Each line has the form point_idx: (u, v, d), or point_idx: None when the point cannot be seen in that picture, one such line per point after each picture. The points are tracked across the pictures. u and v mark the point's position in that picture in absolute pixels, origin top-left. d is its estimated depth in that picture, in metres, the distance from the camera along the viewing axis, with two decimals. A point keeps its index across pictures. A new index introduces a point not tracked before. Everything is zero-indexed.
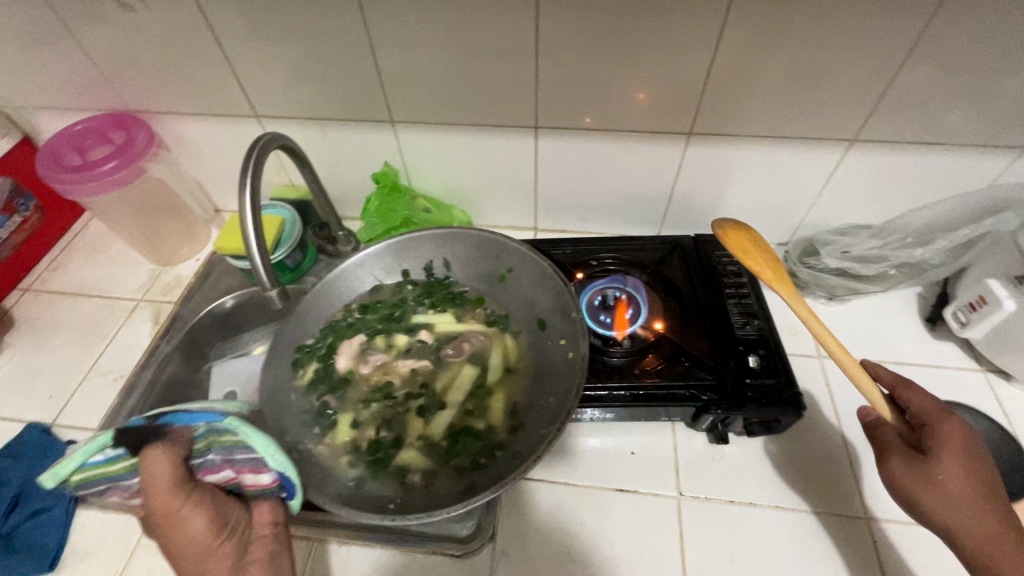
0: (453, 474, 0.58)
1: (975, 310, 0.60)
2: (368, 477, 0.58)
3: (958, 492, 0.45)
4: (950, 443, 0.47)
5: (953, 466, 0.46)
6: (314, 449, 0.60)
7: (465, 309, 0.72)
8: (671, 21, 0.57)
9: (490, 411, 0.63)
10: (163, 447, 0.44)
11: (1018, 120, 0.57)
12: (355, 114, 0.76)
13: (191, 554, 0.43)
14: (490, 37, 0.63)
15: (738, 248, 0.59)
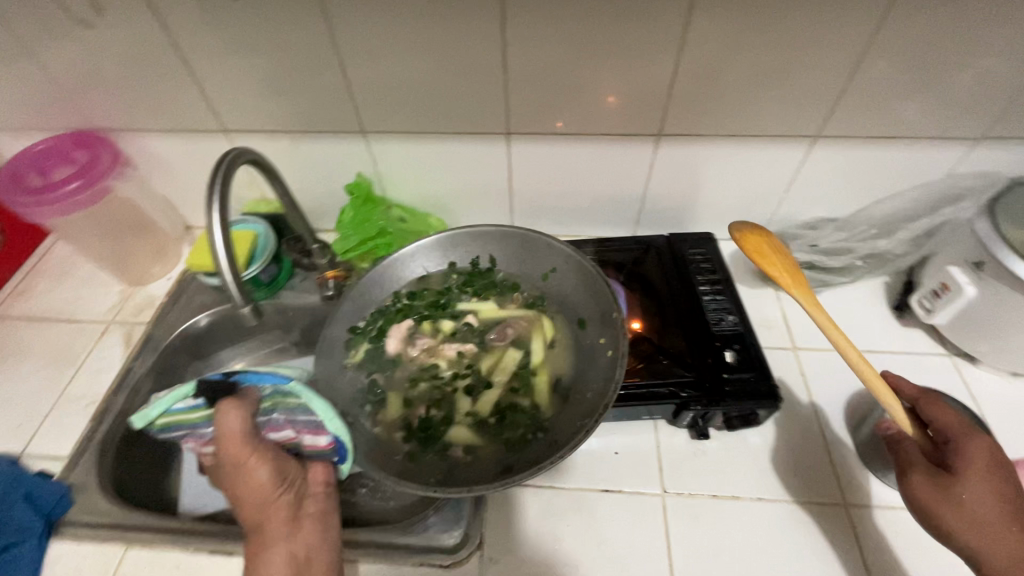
0: (499, 451, 0.59)
1: (939, 297, 0.67)
2: (417, 452, 0.59)
3: (983, 512, 0.44)
4: (978, 464, 0.46)
5: (976, 488, 0.45)
6: (370, 427, 0.62)
7: (507, 296, 0.72)
8: (639, 26, 0.58)
9: (536, 390, 0.64)
10: (234, 403, 0.56)
11: (957, 115, 0.64)
12: (326, 121, 0.72)
13: (257, 497, 0.53)
14: (455, 37, 0.61)
15: (756, 255, 0.60)
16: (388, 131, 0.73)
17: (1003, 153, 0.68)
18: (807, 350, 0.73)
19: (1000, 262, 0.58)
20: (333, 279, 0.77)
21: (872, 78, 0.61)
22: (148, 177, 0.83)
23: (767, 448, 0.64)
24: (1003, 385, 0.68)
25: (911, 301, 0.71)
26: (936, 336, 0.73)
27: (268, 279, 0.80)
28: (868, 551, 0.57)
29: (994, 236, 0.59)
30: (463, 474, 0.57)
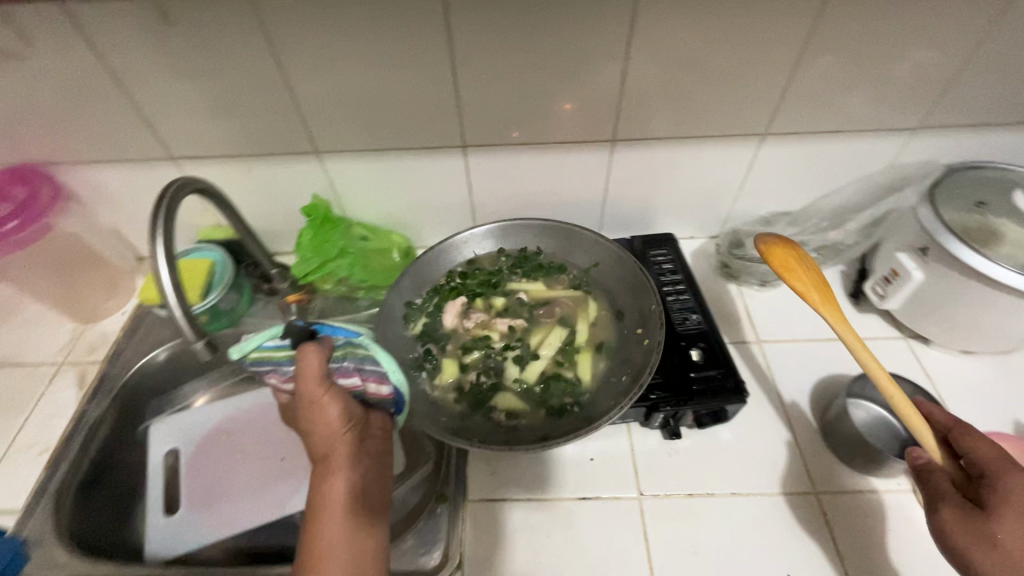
0: (543, 416, 0.63)
1: (890, 283, 0.69)
2: (468, 413, 0.63)
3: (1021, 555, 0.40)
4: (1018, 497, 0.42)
5: (1015, 526, 0.41)
6: (426, 391, 0.66)
7: (553, 278, 0.77)
8: (586, 34, 0.59)
9: (580, 365, 0.68)
10: (316, 346, 0.49)
11: (894, 107, 0.67)
12: (278, 142, 0.71)
13: (324, 434, 0.48)
14: (403, 52, 0.60)
15: (784, 266, 0.59)
16: (343, 150, 0.72)
17: (940, 141, 0.71)
18: (771, 342, 0.74)
19: (943, 247, 0.60)
20: (295, 303, 0.78)
21: (814, 74, 0.63)
22: (96, 210, 0.80)
23: (738, 443, 0.65)
24: (957, 363, 0.70)
25: (865, 288, 0.73)
26: (891, 321, 0.75)
27: (228, 308, 0.78)
28: (840, 537, 0.58)
29: (937, 222, 0.62)
30: (507, 435, 0.60)
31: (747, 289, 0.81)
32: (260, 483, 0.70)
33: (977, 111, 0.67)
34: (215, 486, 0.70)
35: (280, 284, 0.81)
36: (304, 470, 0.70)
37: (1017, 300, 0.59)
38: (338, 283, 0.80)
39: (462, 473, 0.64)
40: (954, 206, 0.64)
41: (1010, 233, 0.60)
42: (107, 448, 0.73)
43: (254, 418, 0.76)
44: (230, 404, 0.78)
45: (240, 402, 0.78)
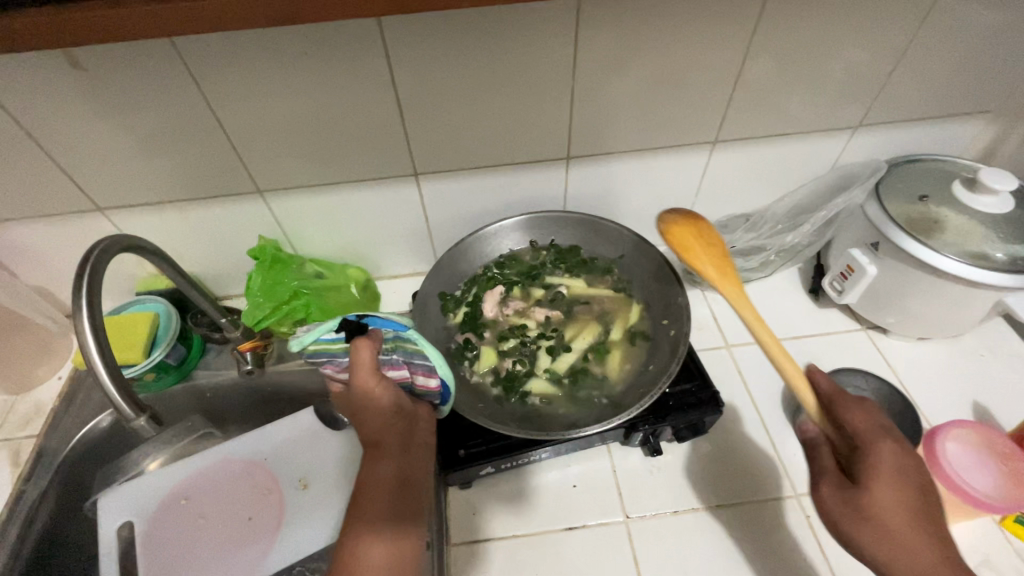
0: (569, 410, 0.63)
1: (846, 278, 0.70)
2: (501, 399, 0.64)
3: (893, 526, 0.39)
4: (890, 470, 0.41)
5: (886, 499, 0.40)
6: (462, 374, 0.66)
7: (594, 276, 0.76)
8: (528, 53, 0.58)
9: (609, 360, 0.67)
10: (368, 338, 0.47)
11: (835, 107, 0.68)
12: (216, 184, 0.66)
13: (377, 422, 0.48)
14: (343, 83, 0.57)
15: (682, 244, 0.60)
16: (288, 186, 0.68)
17: (880, 136, 0.74)
18: (740, 346, 0.75)
19: (894, 242, 0.62)
20: (251, 351, 0.74)
21: (757, 80, 0.64)
22: (19, 270, 0.74)
23: (716, 453, 0.65)
24: (915, 350, 0.73)
25: (823, 284, 0.74)
26: (851, 314, 0.77)
27: (176, 362, 0.73)
28: (822, 538, 0.58)
29: (884, 216, 0.64)
30: (535, 423, 0.61)
31: (711, 293, 0.82)
32: (227, 549, 0.65)
33: (911, 107, 0.70)
34: (176, 559, 0.64)
35: (230, 332, 0.74)
36: (272, 530, 0.66)
37: (964, 288, 0.61)
38: (295, 325, 0.76)
39: (444, 516, 0.61)
40: (898, 200, 0.66)
41: (951, 223, 0.63)
42: (50, 531, 0.67)
43: (214, 477, 0.70)
44: (185, 465, 0.71)
45: (196, 461, 0.71)
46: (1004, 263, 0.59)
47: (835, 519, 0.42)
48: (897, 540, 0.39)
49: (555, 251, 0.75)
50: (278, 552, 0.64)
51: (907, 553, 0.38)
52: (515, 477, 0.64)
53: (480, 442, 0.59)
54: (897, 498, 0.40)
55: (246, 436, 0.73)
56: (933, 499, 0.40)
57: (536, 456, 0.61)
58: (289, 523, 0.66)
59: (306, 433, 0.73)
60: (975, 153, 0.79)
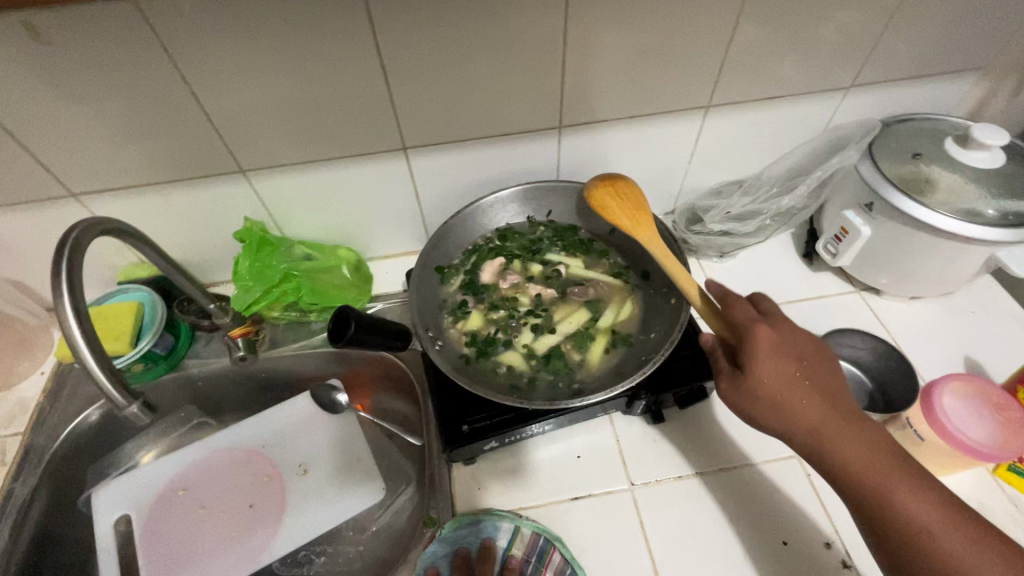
0: (530, 390, 0.56)
1: (840, 241, 0.71)
2: (473, 365, 0.59)
3: (779, 394, 0.44)
4: (770, 349, 0.44)
5: (771, 373, 0.44)
6: (447, 334, 0.62)
7: (591, 259, 0.69)
8: (518, 20, 0.55)
9: (590, 349, 0.60)
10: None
11: (829, 69, 0.68)
12: (196, 164, 0.64)
13: None
14: (326, 55, 0.55)
15: (599, 206, 0.60)
16: (271, 164, 0.65)
17: (870, 97, 0.73)
18: None
19: (889, 201, 0.62)
20: (241, 337, 0.72)
21: (752, 43, 0.63)
22: None
23: (717, 418, 0.65)
24: (906, 309, 0.74)
25: (817, 248, 0.75)
26: (843, 276, 0.78)
27: (164, 352, 0.71)
28: (822, 494, 0.59)
29: (878, 176, 0.64)
30: (506, 391, 0.56)
31: (705, 262, 0.81)
32: (229, 538, 0.65)
33: (901, 66, 0.69)
34: (177, 549, 0.64)
35: (222, 319, 0.73)
36: (277, 514, 0.67)
37: (957, 245, 0.61)
38: (285, 309, 0.75)
39: (448, 493, 0.61)
40: (891, 158, 0.66)
41: (942, 180, 0.63)
42: (44, 528, 0.65)
43: (214, 467, 0.70)
44: (182, 456, 0.70)
45: (194, 451, 0.71)
46: (995, 219, 0.60)
47: (741, 408, 0.45)
48: (790, 408, 0.43)
49: (553, 228, 0.68)
50: (286, 538, 0.65)
51: (798, 415, 0.43)
52: (517, 452, 0.64)
53: (485, 416, 0.57)
54: (780, 369, 0.44)
55: (245, 423, 0.73)
56: (805, 355, 0.46)
57: (532, 430, 0.59)
58: (293, 506, 0.67)
59: (307, 420, 0.73)
60: (965, 111, 0.79)
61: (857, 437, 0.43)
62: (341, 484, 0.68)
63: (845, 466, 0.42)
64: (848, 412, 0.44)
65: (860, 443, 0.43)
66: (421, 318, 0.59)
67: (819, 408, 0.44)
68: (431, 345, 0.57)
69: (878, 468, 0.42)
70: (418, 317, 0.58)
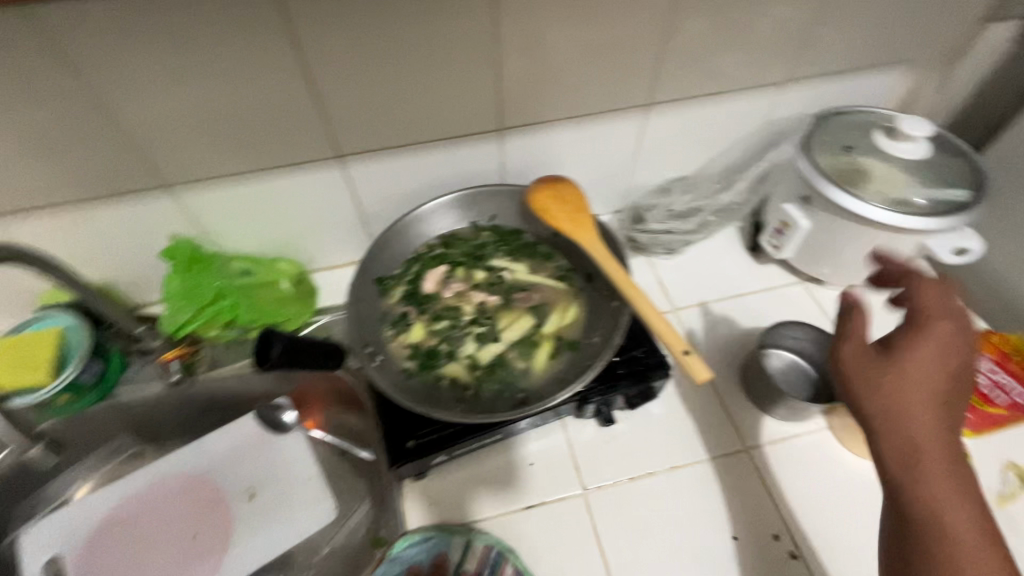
0: (473, 402, 0.55)
1: (782, 235, 0.71)
2: (415, 378, 0.57)
3: (911, 399, 0.37)
4: (939, 354, 0.38)
5: (912, 375, 0.38)
6: (389, 348, 0.60)
7: (537, 262, 0.67)
8: (446, 20, 0.54)
9: (535, 356, 0.59)
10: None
11: (764, 64, 0.68)
12: (113, 179, 0.60)
13: None
14: (244, 60, 0.52)
15: (539, 209, 0.60)
16: (197, 178, 0.62)
17: (807, 91, 0.74)
18: (687, 308, 0.75)
19: (824, 195, 0.63)
20: (177, 359, 0.70)
21: (687, 39, 0.62)
22: None
23: (669, 417, 0.65)
24: None
25: (761, 241, 0.75)
26: (789, 268, 0.79)
27: (93, 380, 0.67)
28: (770, 487, 0.60)
29: (814, 171, 0.64)
30: (449, 404, 0.55)
31: (655, 259, 0.80)
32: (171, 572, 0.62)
33: (833, 60, 0.70)
34: None
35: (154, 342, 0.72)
36: (221, 543, 0.64)
37: (891, 234, 0.63)
38: (224, 327, 0.72)
39: (398, 510, 0.59)
40: (826, 151, 0.67)
41: (875, 170, 0.65)
42: None
43: (153, 497, 0.66)
44: (115, 488, 0.66)
45: (131, 481, 0.66)
46: (925, 207, 0.61)
47: (858, 381, 0.39)
48: (912, 416, 0.37)
49: (497, 232, 0.67)
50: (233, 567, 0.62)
51: (920, 425, 0.37)
52: (469, 464, 0.62)
53: (431, 431, 0.55)
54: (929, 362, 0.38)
55: (183, 449, 0.68)
56: (965, 383, 0.38)
57: (481, 442, 0.57)
58: (240, 534, 0.64)
59: (252, 443, 0.69)
60: (898, 103, 0.81)
61: (963, 480, 0.36)
62: (291, 507, 0.66)
63: (930, 499, 0.36)
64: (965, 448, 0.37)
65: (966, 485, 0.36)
66: (359, 334, 0.59)
67: (947, 436, 0.37)
68: (369, 361, 0.56)
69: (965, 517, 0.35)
70: (354, 333, 0.57)
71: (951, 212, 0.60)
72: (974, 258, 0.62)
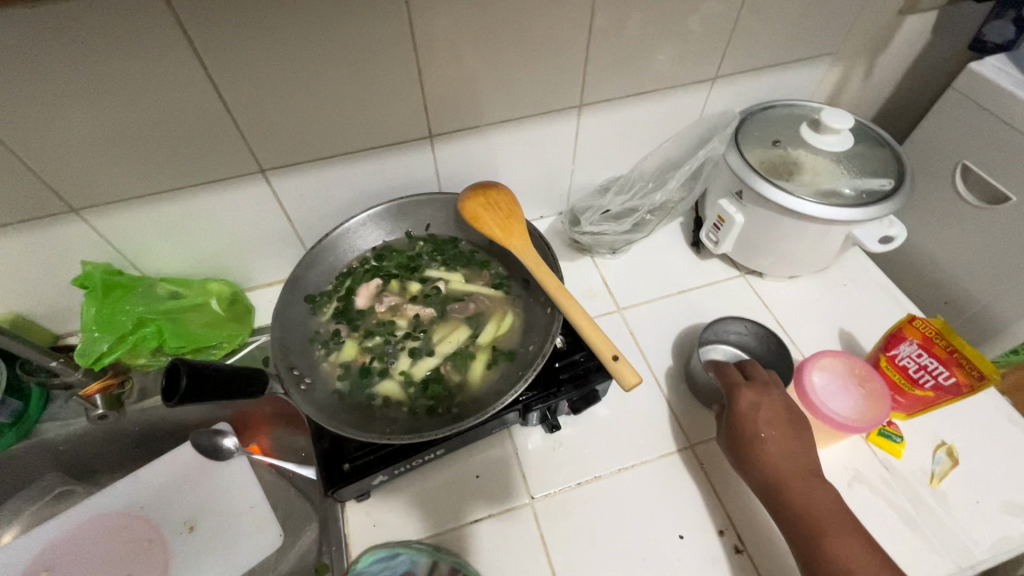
0: (406, 420, 0.54)
1: (719, 229, 0.72)
2: (347, 398, 0.56)
3: (751, 442, 0.53)
4: (750, 407, 0.55)
5: (747, 427, 0.54)
6: (320, 368, 0.58)
7: (473, 271, 0.67)
8: (359, 28, 0.52)
9: (470, 367, 0.58)
10: None
11: (692, 62, 0.68)
12: (15, 208, 0.56)
13: None
14: (142, 77, 0.49)
15: (472, 217, 0.60)
16: (109, 201, 0.59)
17: (737, 86, 0.75)
18: (631, 308, 0.75)
19: (754, 189, 0.63)
20: (99, 394, 0.65)
21: (613, 40, 0.62)
22: None
23: (615, 419, 0.65)
24: (788, 288, 0.77)
25: (701, 237, 0.76)
26: (730, 262, 0.80)
27: (10, 420, 0.63)
28: (717, 483, 0.60)
29: (744, 166, 0.65)
30: (380, 423, 0.53)
31: (599, 259, 0.80)
32: None
33: (760, 55, 0.71)
34: None
35: (73, 375, 0.66)
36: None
37: (821, 226, 0.64)
38: (152, 354, 0.68)
39: (342, 534, 0.58)
40: (755, 146, 0.68)
41: (803, 163, 0.66)
42: None
43: (83, 539, 0.63)
44: (46, 529, 0.62)
45: (56, 524, 0.63)
46: (851, 198, 0.62)
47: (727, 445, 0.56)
48: (754, 456, 0.53)
49: (432, 242, 0.67)
50: None
51: (762, 462, 0.52)
52: (414, 480, 0.61)
53: (364, 453, 0.54)
54: (758, 411, 0.54)
55: (117, 484, 0.65)
56: (784, 419, 0.54)
57: (420, 460, 0.56)
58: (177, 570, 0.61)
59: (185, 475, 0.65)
60: (827, 93, 0.83)
61: (805, 490, 0.50)
62: (233, 533, 0.63)
63: (789, 511, 0.50)
64: (809, 465, 0.52)
65: (809, 493, 0.50)
66: (286, 356, 0.57)
67: (781, 462, 0.52)
68: (295, 384, 0.54)
69: (815, 517, 0.49)
70: (281, 355, 0.56)
71: (875, 201, 0.62)
72: (899, 244, 0.64)
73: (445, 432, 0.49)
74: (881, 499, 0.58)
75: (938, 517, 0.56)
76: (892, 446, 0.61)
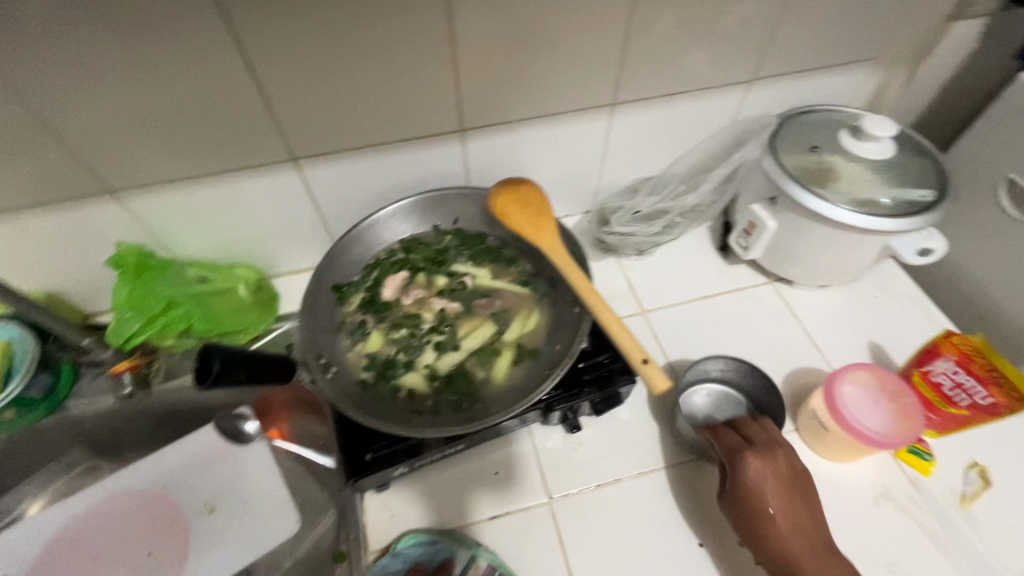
0: (430, 414, 0.54)
1: (750, 235, 0.71)
2: (371, 389, 0.56)
3: (762, 516, 0.51)
4: (758, 476, 0.52)
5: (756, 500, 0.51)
6: (345, 357, 0.59)
7: (500, 267, 0.67)
8: (399, 19, 0.52)
9: (495, 364, 0.58)
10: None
11: (730, 63, 0.67)
12: (54, 186, 0.57)
13: None
14: (182, 62, 0.50)
15: (501, 214, 0.60)
16: (144, 183, 0.60)
17: (775, 89, 0.73)
18: (655, 311, 0.74)
19: (789, 195, 0.62)
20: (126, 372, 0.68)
21: (650, 39, 0.61)
22: None
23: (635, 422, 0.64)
24: (817, 298, 0.75)
25: (730, 242, 0.75)
26: (758, 268, 0.79)
27: (42, 395, 0.64)
28: None
29: (780, 171, 0.63)
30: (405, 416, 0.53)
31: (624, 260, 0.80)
32: None
33: (800, 58, 0.70)
34: None
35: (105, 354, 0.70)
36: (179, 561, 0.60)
37: (856, 235, 0.62)
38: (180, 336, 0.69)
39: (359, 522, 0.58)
40: (792, 151, 0.67)
41: (841, 170, 0.64)
42: None
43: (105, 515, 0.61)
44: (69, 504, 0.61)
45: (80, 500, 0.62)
46: (890, 208, 0.61)
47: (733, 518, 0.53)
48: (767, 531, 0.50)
49: (459, 236, 0.67)
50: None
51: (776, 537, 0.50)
52: (432, 474, 0.61)
53: (387, 444, 0.55)
54: (765, 483, 0.51)
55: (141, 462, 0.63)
56: (790, 487, 0.52)
57: (442, 454, 0.56)
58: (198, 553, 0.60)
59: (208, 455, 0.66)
60: (867, 100, 0.81)
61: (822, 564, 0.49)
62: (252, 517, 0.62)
63: None
64: (819, 536, 0.51)
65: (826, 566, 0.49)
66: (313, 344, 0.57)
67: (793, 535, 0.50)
68: (322, 372, 0.54)
69: None
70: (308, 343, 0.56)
71: (915, 212, 0.60)
72: (938, 257, 0.62)
73: (471, 428, 0.49)
74: (906, 516, 0.56)
75: (967, 540, 0.55)
76: (922, 464, 0.59)
